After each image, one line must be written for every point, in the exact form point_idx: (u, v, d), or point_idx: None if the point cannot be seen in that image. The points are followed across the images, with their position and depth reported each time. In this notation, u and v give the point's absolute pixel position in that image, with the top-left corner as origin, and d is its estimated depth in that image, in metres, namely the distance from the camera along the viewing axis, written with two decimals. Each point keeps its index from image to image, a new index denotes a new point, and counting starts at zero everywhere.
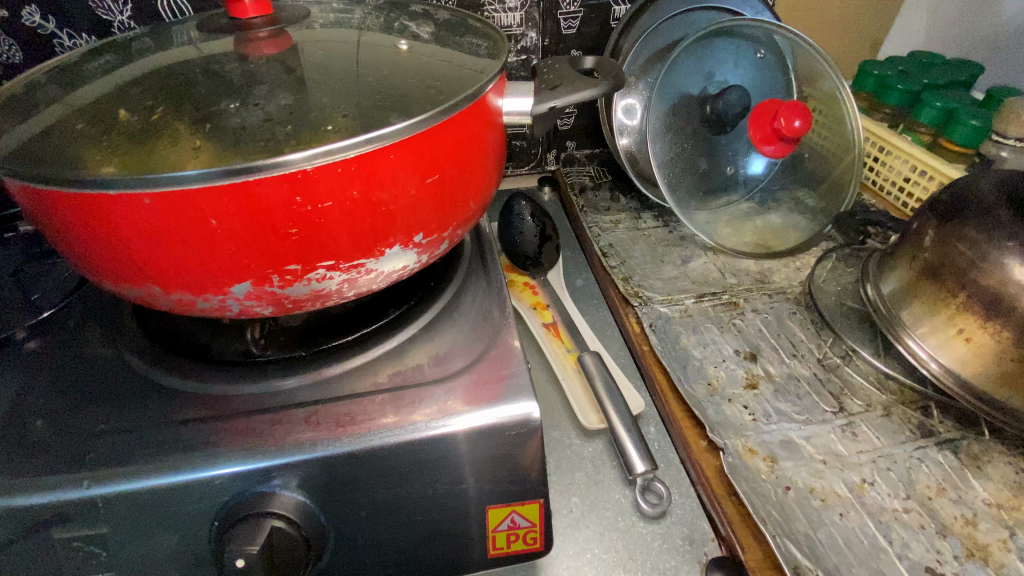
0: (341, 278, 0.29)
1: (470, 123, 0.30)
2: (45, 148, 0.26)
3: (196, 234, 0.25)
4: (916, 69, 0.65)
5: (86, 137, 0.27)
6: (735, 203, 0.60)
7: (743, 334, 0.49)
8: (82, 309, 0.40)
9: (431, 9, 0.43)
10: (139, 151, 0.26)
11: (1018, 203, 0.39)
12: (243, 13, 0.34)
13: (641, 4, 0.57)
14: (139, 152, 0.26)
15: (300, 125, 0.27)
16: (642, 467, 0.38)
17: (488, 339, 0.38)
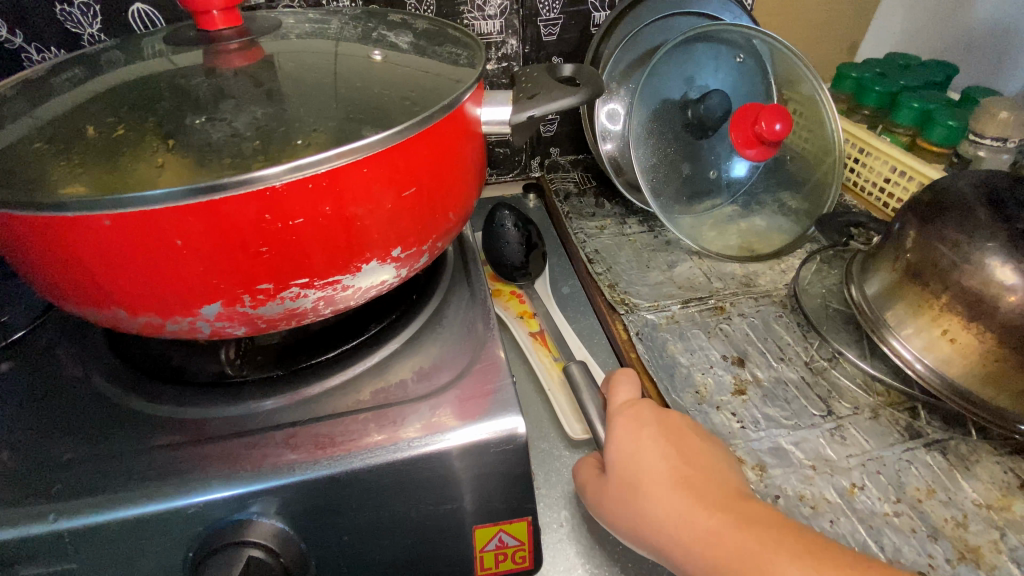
0: (317, 295, 0.28)
1: (448, 134, 0.29)
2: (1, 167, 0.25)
3: (162, 256, 0.24)
4: (893, 71, 0.66)
5: (46, 156, 0.26)
6: (719, 207, 0.60)
7: (730, 338, 0.49)
8: (51, 332, 0.39)
9: (407, 19, 0.42)
10: (101, 170, 0.25)
11: (996, 203, 0.39)
12: (212, 25, 0.33)
13: (621, 10, 0.57)
14: (102, 171, 0.25)
15: (269, 141, 0.26)
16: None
17: (473, 353, 0.37)
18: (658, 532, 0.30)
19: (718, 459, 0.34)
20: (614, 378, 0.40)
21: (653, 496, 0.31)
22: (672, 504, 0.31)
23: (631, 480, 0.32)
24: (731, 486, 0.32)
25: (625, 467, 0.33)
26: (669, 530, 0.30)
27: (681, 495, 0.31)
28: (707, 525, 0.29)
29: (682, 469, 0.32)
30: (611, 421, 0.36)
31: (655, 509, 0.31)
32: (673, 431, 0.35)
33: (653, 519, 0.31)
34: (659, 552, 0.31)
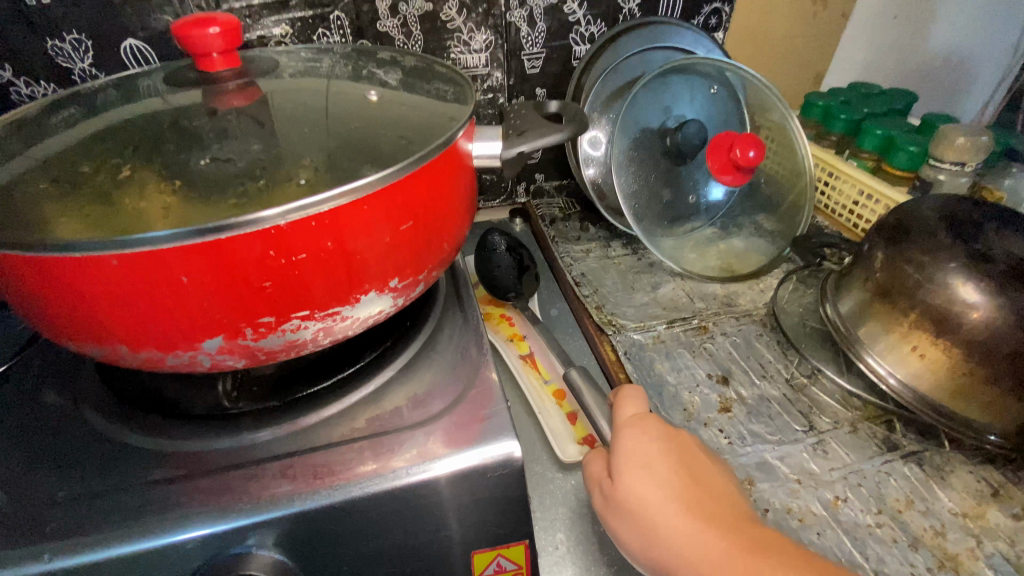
0: (316, 326, 0.29)
1: (442, 169, 0.31)
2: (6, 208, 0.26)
3: (166, 292, 0.25)
4: (856, 100, 0.70)
5: (50, 196, 0.26)
6: (699, 229, 0.62)
7: (714, 357, 0.50)
8: (40, 367, 0.38)
9: (397, 56, 0.44)
10: (108, 210, 0.26)
11: (955, 225, 0.42)
12: (211, 67, 0.34)
13: (600, 44, 0.60)
14: (108, 211, 0.26)
15: (272, 180, 0.27)
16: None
17: (467, 379, 0.38)
18: (667, 551, 0.31)
19: (724, 479, 0.35)
20: (621, 391, 0.41)
21: (663, 516, 0.32)
22: (683, 525, 0.31)
23: (642, 499, 0.33)
24: (738, 509, 0.33)
25: (635, 481, 0.33)
26: (679, 550, 0.31)
27: (692, 516, 0.31)
28: (719, 549, 0.30)
29: (693, 489, 0.33)
30: (620, 435, 0.36)
31: (665, 528, 0.31)
32: (681, 449, 0.35)
33: (663, 539, 0.31)
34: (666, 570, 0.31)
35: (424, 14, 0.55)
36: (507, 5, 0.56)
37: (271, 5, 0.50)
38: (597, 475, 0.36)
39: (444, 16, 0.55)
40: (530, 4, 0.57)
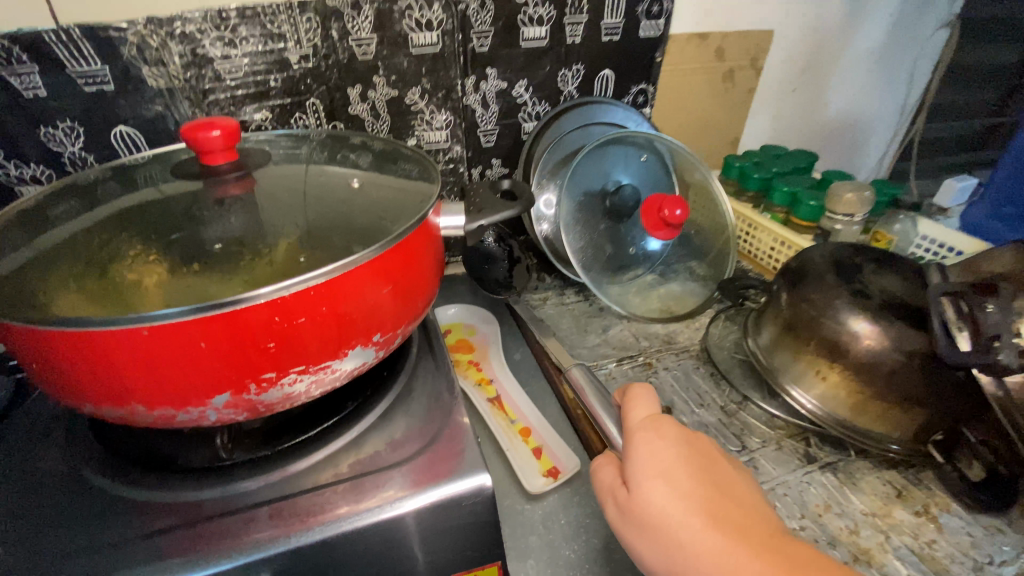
0: (310, 379, 0.34)
1: (417, 241, 0.37)
2: (50, 294, 0.31)
3: (185, 356, 0.29)
4: (766, 160, 0.82)
5: (86, 283, 0.32)
6: (641, 276, 0.70)
7: (659, 390, 0.57)
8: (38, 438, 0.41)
9: (367, 140, 0.51)
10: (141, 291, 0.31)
11: (839, 268, 0.51)
12: (214, 162, 0.39)
13: (545, 122, 0.71)
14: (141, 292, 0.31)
15: (278, 259, 0.33)
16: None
17: (442, 419, 0.43)
18: (691, 565, 0.31)
19: (741, 487, 0.35)
20: (631, 395, 0.41)
21: (686, 528, 0.31)
22: (707, 537, 0.31)
23: (662, 511, 0.32)
24: (762, 524, 0.32)
25: (655, 491, 0.33)
26: (705, 565, 0.30)
27: (716, 529, 0.31)
28: (747, 564, 0.29)
29: (714, 499, 0.33)
30: (636, 443, 0.36)
31: (689, 541, 0.31)
32: (698, 457, 0.35)
33: (686, 552, 0.31)
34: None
35: (391, 99, 0.63)
36: (464, 91, 0.65)
37: (253, 95, 0.56)
38: (613, 483, 0.36)
39: (408, 101, 0.63)
40: (483, 90, 0.66)
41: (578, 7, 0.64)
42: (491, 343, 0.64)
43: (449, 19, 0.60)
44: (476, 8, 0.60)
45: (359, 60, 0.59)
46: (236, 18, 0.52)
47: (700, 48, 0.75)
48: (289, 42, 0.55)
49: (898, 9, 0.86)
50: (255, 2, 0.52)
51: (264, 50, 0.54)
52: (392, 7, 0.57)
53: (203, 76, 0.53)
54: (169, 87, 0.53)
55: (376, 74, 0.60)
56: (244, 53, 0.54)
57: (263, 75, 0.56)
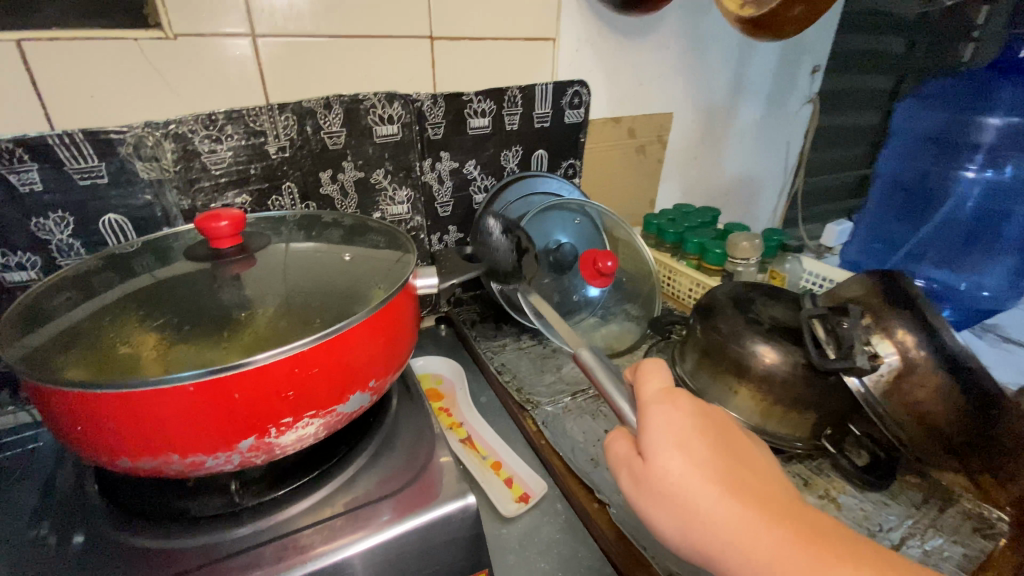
0: (318, 422, 0.41)
1: (402, 301, 0.45)
2: (91, 363, 0.36)
3: (220, 407, 0.35)
4: (679, 217, 0.97)
5: (117, 353, 0.37)
6: (585, 319, 0.80)
7: (610, 417, 0.65)
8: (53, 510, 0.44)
9: (338, 218, 0.59)
10: (174, 356, 0.37)
11: (736, 302, 0.64)
12: (221, 247, 0.47)
13: (492, 194, 0.82)
14: (175, 356, 0.37)
15: (292, 320, 0.41)
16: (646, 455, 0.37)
17: (426, 452, 0.49)
18: (710, 535, 0.30)
19: (757, 456, 0.34)
20: (643, 366, 0.38)
21: (707, 499, 0.31)
22: (728, 508, 0.30)
23: (682, 481, 0.32)
24: (781, 494, 0.31)
25: (673, 462, 0.32)
26: (725, 534, 0.30)
27: (737, 499, 0.30)
28: (768, 535, 0.29)
29: (733, 470, 0.32)
30: (652, 413, 0.34)
31: (710, 511, 0.30)
32: (717, 427, 0.34)
33: (706, 523, 0.30)
34: (708, 552, 0.31)
35: (357, 180, 0.72)
36: (421, 171, 0.77)
37: (235, 181, 0.64)
38: (626, 456, 0.35)
39: (373, 181, 0.73)
40: (438, 170, 0.78)
41: (513, 102, 0.78)
42: (458, 389, 0.71)
43: (407, 114, 0.71)
44: (429, 105, 0.72)
45: (330, 148, 0.68)
46: (223, 119, 0.60)
47: (615, 129, 0.91)
48: (268, 136, 0.64)
49: (767, 92, 1.06)
50: (241, 106, 0.61)
51: (246, 143, 0.63)
52: (360, 106, 0.68)
53: (190, 168, 0.60)
54: (159, 178, 0.59)
55: (344, 159, 0.70)
56: (229, 147, 0.62)
57: (245, 164, 0.63)
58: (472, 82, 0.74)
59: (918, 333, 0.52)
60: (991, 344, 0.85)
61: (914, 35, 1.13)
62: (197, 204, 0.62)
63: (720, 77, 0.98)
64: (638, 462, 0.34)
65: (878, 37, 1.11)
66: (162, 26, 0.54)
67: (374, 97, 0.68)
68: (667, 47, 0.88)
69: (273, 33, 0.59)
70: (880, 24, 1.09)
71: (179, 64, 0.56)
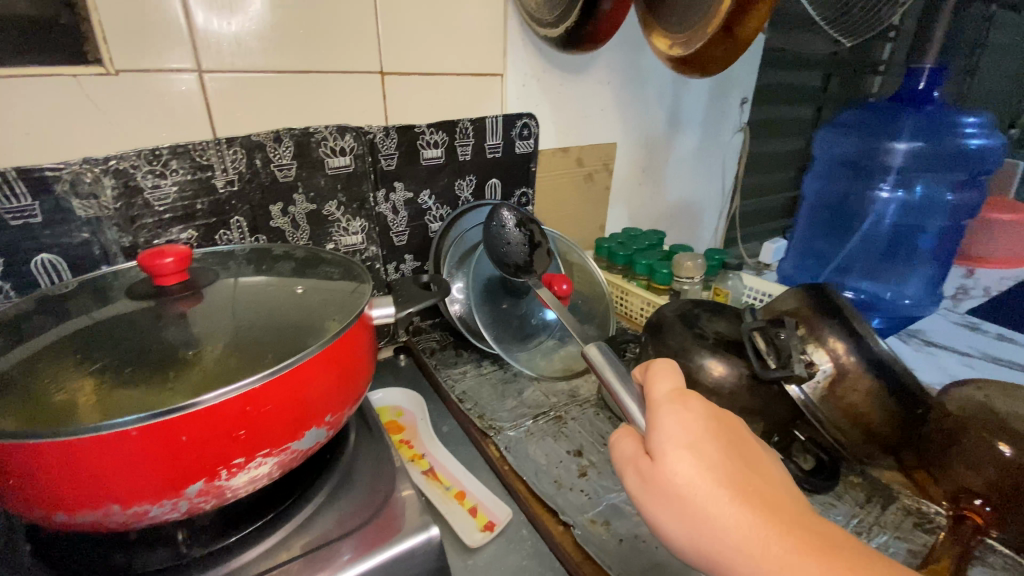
0: (272, 461, 0.40)
1: (357, 331, 0.45)
2: (21, 410, 0.34)
3: (166, 451, 0.33)
4: (628, 240, 1.01)
5: (50, 399, 0.35)
6: (544, 342, 0.82)
7: (571, 438, 0.65)
8: None
9: (289, 250, 0.58)
10: (115, 399, 0.35)
11: (683, 319, 0.67)
12: (166, 284, 0.46)
13: (448, 223, 0.84)
14: (115, 399, 0.35)
15: (243, 355, 0.40)
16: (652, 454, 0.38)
17: (386, 488, 0.48)
18: (717, 540, 0.30)
19: (766, 463, 0.34)
20: (654, 369, 0.39)
21: (717, 503, 0.31)
22: (736, 513, 0.30)
23: (691, 485, 0.31)
24: (787, 499, 0.32)
25: (683, 463, 0.32)
26: (733, 539, 0.30)
27: (746, 504, 0.31)
28: (775, 541, 0.29)
29: (742, 475, 0.32)
30: (662, 415, 0.34)
31: (718, 515, 0.31)
32: (727, 431, 0.34)
33: (714, 527, 0.31)
34: (714, 557, 0.31)
35: (310, 213, 0.72)
36: (375, 202, 0.77)
37: (181, 217, 0.62)
38: (633, 456, 0.35)
39: (326, 213, 0.73)
40: (393, 200, 0.78)
41: (465, 133, 0.81)
42: (419, 419, 0.70)
43: (359, 146, 0.72)
44: (382, 137, 0.73)
45: (281, 181, 0.68)
46: (167, 154, 0.59)
47: (563, 158, 0.95)
48: (216, 170, 0.63)
49: (703, 122, 1.14)
50: (186, 141, 0.60)
51: (192, 178, 0.61)
52: (311, 139, 0.68)
53: (132, 204, 0.59)
54: (97, 216, 0.57)
55: (296, 192, 0.70)
56: (174, 182, 0.60)
57: (191, 200, 0.62)
58: (423, 115, 0.76)
59: (848, 341, 0.56)
60: (915, 348, 0.91)
61: (828, 70, 1.24)
62: (139, 241, 0.60)
63: (659, 109, 1.04)
64: (646, 461, 0.34)
65: (796, 72, 1.22)
66: (103, 62, 0.53)
67: (325, 130, 0.69)
68: (609, 81, 0.94)
69: (220, 68, 0.59)
70: (798, 60, 1.20)
71: (120, 99, 0.55)
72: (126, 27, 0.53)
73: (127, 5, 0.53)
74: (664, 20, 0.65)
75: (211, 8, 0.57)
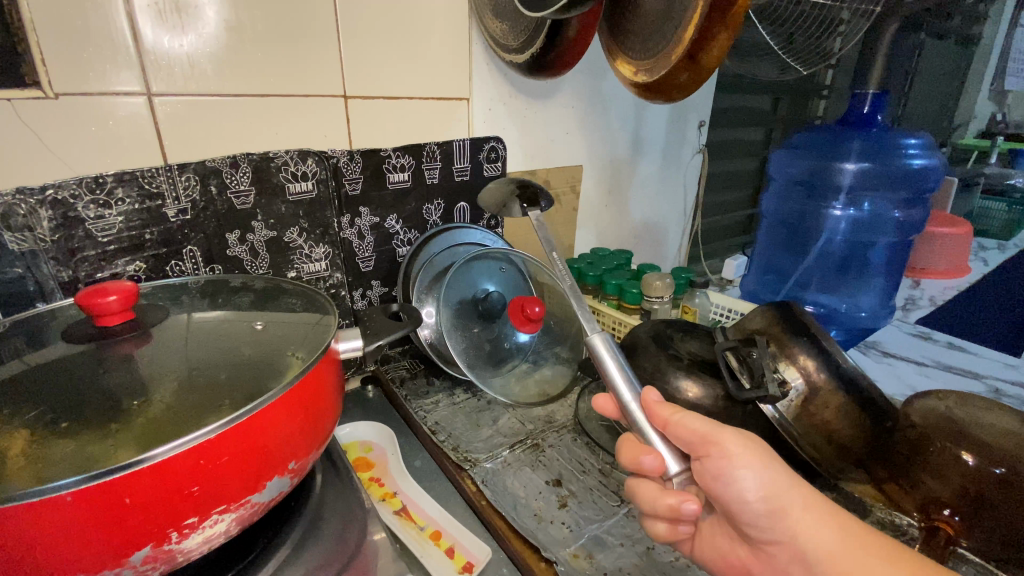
0: (229, 517, 0.36)
1: (323, 369, 0.42)
2: None
3: (108, 515, 0.30)
4: (597, 261, 1.01)
5: None
6: (518, 366, 0.80)
7: (549, 466, 0.64)
8: None
9: (248, 281, 0.55)
10: (43, 459, 0.31)
11: (657, 340, 0.67)
12: (108, 324, 0.42)
13: (415, 247, 0.82)
14: (44, 459, 0.31)
15: (199, 403, 0.36)
16: (678, 467, 0.43)
17: (356, 538, 0.46)
18: (792, 520, 0.40)
19: None
20: None
21: (787, 491, 0.40)
22: (806, 499, 0.40)
23: (763, 478, 0.40)
24: None
25: (760, 450, 0.41)
26: (803, 516, 0.40)
27: (811, 493, 0.40)
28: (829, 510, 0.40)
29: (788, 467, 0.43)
30: None
31: (792, 502, 0.40)
32: None
33: (785, 511, 0.40)
34: (782, 530, 0.40)
35: (269, 240, 0.69)
36: (340, 227, 0.74)
37: (127, 248, 0.58)
38: (708, 428, 0.40)
39: (287, 240, 0.70)
40: (358, 225, 0.76)
41: (432, 157, 0.79)
42: (389, 455, 0.67)
43: (322, 171, 0.70)
44: (346, 161, 0.71)
45: (238, 209, 0.65)
46: (112, 182, 0.55)
47: (531, 180, 0.94)
48: (167, 199, 0.59)
49: (665, 143, 1.16)
50: (133, 168, 0.56)
51: (140, 208, 0.58)
52: (270, 164, 0.65)
53: (72, 236, 0.54)
54: (32, 249, 0.52)
55: (254, 219, 0.66)
56: (120, 212, 0.56)
57: (138, 230, 0.58)
58: (389, 138, 0.75)
59: (818, 358, 0.57)
60: (875, 360, 0.95)
61: (777, 95, 1.30)
62: (80, 276, 0.56)
63: (622, 132, 1.06)
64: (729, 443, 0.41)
65: (748, 96, 1.27)
66: (41, 84, 0.49)
67: (286, 154, 0.66)
68: (573, 105, 0.95)
69: (172, 91, 0.56)
70: (750, 85, 1.25)
71: (60, 125, 0.51)
72: (69, 50, 0.50)
73: (69, 27, 0.49)
74: (628, 49, 0.67)
75: (162, 28, 0.54)
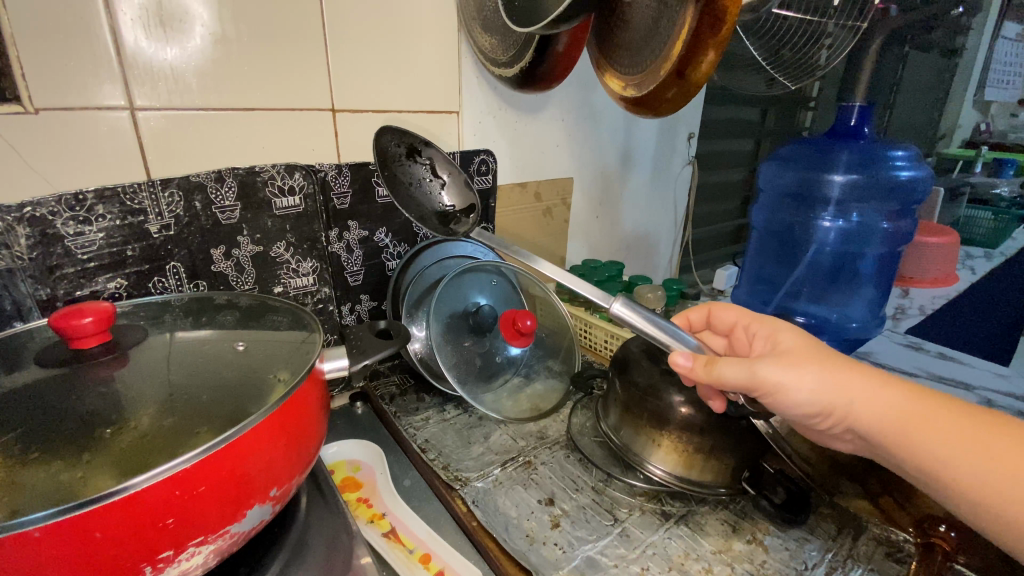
0: (208, 548, 0.35)
1: (307, 390, 0.41)
2: None
3: (77, 551, 0.29)
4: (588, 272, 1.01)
5: None
6: (509, 380, 0.80)
7: (541, 485, 0.62)
8: None
9: (233, 298, 0.54)
10: (10, 489, 0.30)
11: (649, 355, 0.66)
12: (85, 346, 0.40)
13: (404, 261, 0.81)
14: (10, 490, 0.30)
15: (178, 431, 0.35)
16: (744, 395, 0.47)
17: (342, 564, 0.44)
18: (852, 412, 0.42)
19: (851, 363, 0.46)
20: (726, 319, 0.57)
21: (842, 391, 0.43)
22: (857, 390, 0.42)
23: (812, 388, 0.43)
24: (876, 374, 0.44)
25: (804, 367, 0.44)
26: (858, 406, 0.42)
27: (867, 384, 0.42)
28: (886, 395, 0.42)
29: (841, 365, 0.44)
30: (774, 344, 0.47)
31: (849, 397, 0.42)
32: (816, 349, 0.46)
33: (844, 407, 0.43)
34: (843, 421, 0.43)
35: (254, 255, 0.67)
36: (328, 241, 0.73)
37: (108, 265, 0.57)
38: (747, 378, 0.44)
39: (273, 255, 0.69)
40: (346, 239, 0.75)
41: None
42: (377, 474, 0.66)
43: (310, 185, 0.69)
44: (334, 175, 0.71)
45: (223, 224, 0.64)
46: (92, 199, 0.54)
47: (522, 193, 0.94)
48: (149, 215, 0.58)
49: (655, 154, 1.17)
50: (116, 184, 0.55)
51: (122, 223, 0.56)
52: (256, 179, 0.65)
53: (51, 253, 0.53)
54: (8, 268, 0.51)
55: (239, 234, 0.65)
56: (100, 229, 0.55)
57: (120, 246, 0.57)
58: None
59: None
60: None
61: (765, 106, 1.32)
62: (58, 294, 0.54)
63: (613, 144, 1.06)
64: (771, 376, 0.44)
65: (736, 108, 1.28)
66: (21, 99, 0.48)
67: (273, 168, 0.66)
68: (563, 118, 0.95)
69: (155, 105, 0.55)
70: (738, 97, 1.27)
71: (40, 140, 0.50)
72: (49, 65, 0.49)
73: (51, 41, 0.48)
74: (617, 63, 0.67)
75: (147, 41, 0.53)
